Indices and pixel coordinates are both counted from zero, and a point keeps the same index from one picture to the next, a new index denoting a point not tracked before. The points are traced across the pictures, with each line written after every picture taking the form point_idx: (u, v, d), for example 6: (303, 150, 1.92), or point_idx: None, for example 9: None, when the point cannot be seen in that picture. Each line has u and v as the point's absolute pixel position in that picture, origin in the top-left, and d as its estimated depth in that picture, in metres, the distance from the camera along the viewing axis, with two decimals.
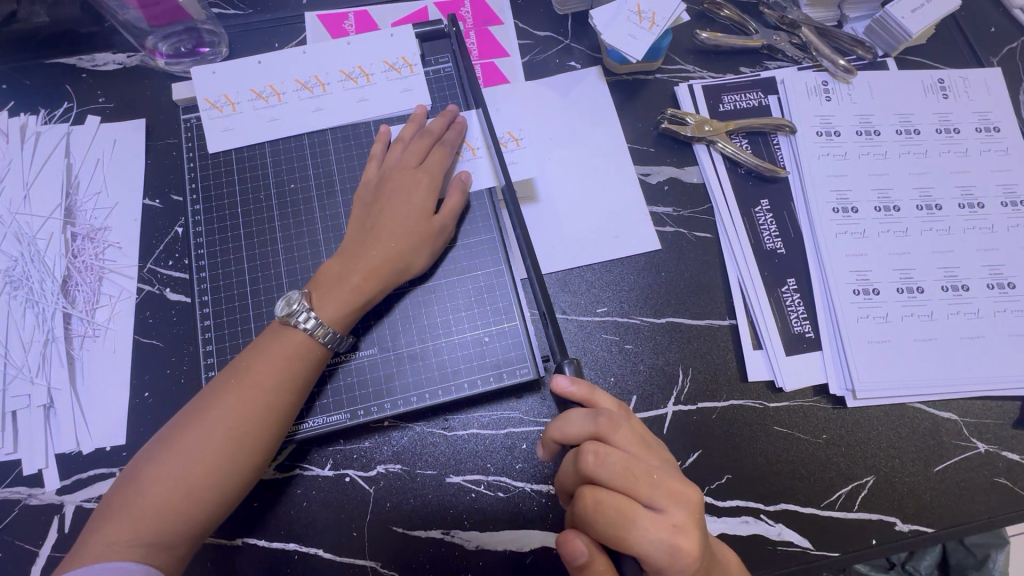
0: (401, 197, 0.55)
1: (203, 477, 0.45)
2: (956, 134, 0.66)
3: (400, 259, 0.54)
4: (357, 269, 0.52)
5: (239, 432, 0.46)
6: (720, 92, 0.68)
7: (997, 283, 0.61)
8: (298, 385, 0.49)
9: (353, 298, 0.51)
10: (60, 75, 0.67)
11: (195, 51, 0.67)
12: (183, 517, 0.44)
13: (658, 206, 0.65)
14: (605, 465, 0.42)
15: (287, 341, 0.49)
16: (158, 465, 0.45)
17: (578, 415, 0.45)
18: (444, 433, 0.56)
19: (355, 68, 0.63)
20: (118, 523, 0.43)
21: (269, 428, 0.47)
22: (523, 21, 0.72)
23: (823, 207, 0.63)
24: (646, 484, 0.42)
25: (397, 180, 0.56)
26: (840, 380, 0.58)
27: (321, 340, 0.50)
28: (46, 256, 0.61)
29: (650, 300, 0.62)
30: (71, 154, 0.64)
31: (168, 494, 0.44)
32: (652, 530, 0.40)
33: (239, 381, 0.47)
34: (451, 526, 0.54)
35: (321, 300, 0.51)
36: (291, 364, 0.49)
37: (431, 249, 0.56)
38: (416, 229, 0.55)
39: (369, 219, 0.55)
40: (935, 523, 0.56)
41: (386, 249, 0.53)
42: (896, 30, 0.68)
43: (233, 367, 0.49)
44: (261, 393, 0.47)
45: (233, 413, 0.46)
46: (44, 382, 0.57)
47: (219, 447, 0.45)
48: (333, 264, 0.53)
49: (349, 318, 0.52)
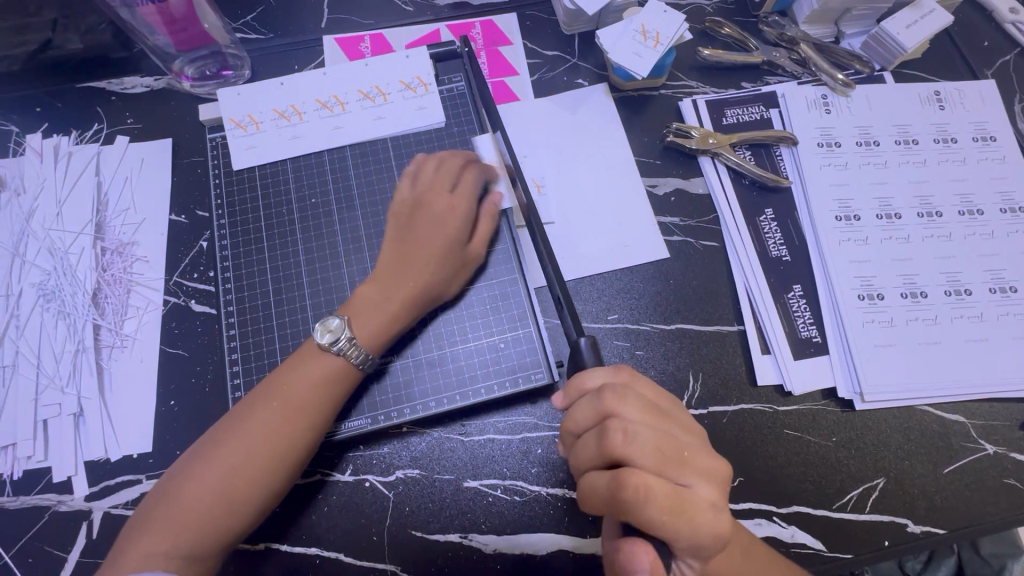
0: (436, 226, 0.57)
1: (241, 492, 0.47)
2: (953, 143, 0.68)
3: (434, 286, 0.56)
4: (393, 297, 0.54)
5: (277, 451, 0.48)
6: (723, 107, 0.71)
7: (999, 287, 0.62)
8: (332, 406, 0.51)
9: (388, 323, 0.53)
10: (91, 98, 0.70)
11: (219, 74, 0.71)
12: (218, 530, 0.46)
13: (665, 216, 0.67)
14: (633, 444, 0.40)
15: (322, 362, 0.51)
16: (195, 479, 0.47)
17: (585, 404, 0.43)
18: (461, 438, 0.58)
19: (373, 88, 0.66)
20: (157, 532, 0.45)
21: (304, 447, 0.49)
22: (532, 41, 0.75)
23: (826, 215, 0.65)
24: (676, 463, 0.41)
25: (432, 208, 0.58)
26: (847, 383, 0.60)
27: (354, 361, 0.52)
28: (77, 269, 0.63)
29: (659, 307, 0.63)
30: (101, 173, 0.67)
31: (206, 509, 0.46)
32: (699, 515, 0.40)
33: (278, 400, 0.49)
34: (469, 530, 0.55)
35: (360, 326, 0.53)
36: (327, 384, 0.50)
37: (462, 276, 0.58)
38: (450, 256, 0.57)
39: (404, 243, 0.56)
40: (947, 524, 0.56)
41: (422, 277, 0.55)
42: (891, 45, 0.70)
43: (270, 384, 0.51)
44: (299, 414, 0.49)
45: (272, 431, 0.48)
46: (74, 391, 0.59)
47: (256, 464, 0.47)
48: (369, 290, 0.55)
49: (382, 344, 0.54)
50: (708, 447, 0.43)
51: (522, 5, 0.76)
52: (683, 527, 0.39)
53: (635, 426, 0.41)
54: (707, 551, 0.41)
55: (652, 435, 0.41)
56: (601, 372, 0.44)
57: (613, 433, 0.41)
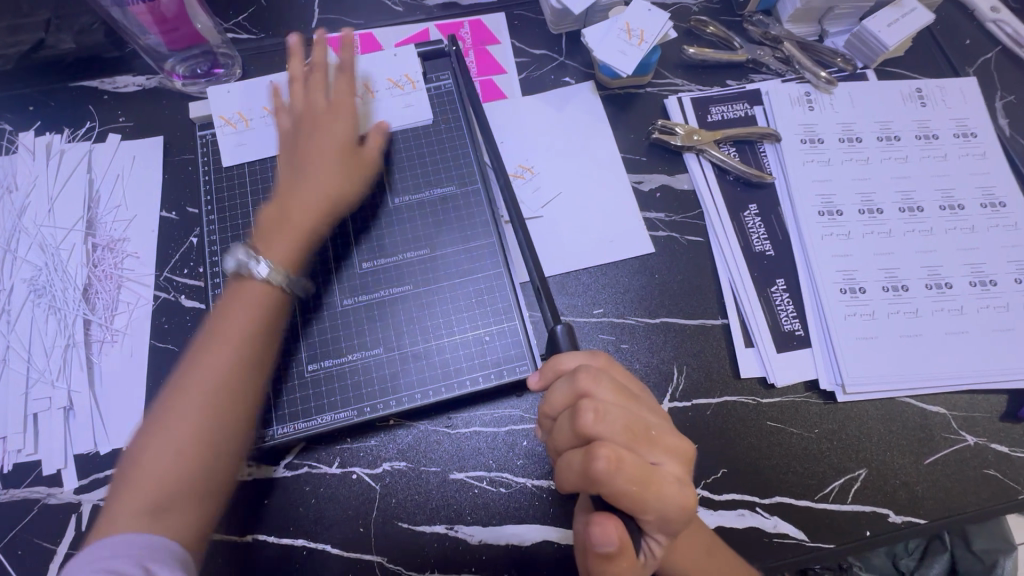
0: (324, 136, 0.60)
1: (196, 436, 0.47)
2: (935, 139, 0.69)
3: (339, 193, 0.59)
4: (276, 223, 0.56)
5: (229, 390, 0.49)
6: (708, 104, 0.72)
7: (979, 281, 0.63)
8: (273, 333, 0.53)
9: (298, 245, 0.56)
10: (83, 96, 0.71)
11: (210, 73, 0.72)
12: (195, 484, 0.47)
13: (651, 212, 0.68)
14: (604, 422, 0.41)
15: (252, 293, 0.52)
16: (149, 442, 0.47)
17: (560, 385, 0.45)
18: (447, 430, 0.58)
19: (360, 85, 0.67)
20: (129, 502, 0.45)
21: (247, 377, 0.50)
22: (520, 41, 0.76)
23: (809, 210, 0.66)
24: (645, 439, 0.42)
25: (319, 115, 0.61)
26: (829, 375, 0.60)
27: (278, 285, 0.53)
28: (68, 265, 0.64)
29: (644, 301, 0.64)
30: (92, 170, 0.68)
31: (168, 463, 0.46)
32: (666, 489, 0.41)
33: (213, 342, 0.50)
34: (455, 522, 0.56)
35: (270, 247, 0.55)
36: (258, 312, 0.52)
37: (361, 178, 0.61)
38: (343, 167, 0.60)
39: (296, 164, 0.59)
40: (928, 514, 0.57)
41: (329, 184, 0.59)
42: (873, 43, 0.71)
43: (204, 333, 0.51)
44: (242, 349, 0.50)
45: (210, 369, 0.49)
46: (64, 385, 0.60)
47: (203, 403, 0.48)
48: (269, 211, 0.57)
49: (299, 256, 0.56)
50: (672, 427, 0.45)
51: (510, 4, 0.77)
52: (652, 501, 0.40)
53: (606, 405, 0.42)
54: (673, 522, 0.42)
55: (622, 413, 0.42)
56: (578, 354, 0.48)
57: (586, 410, 0.41)
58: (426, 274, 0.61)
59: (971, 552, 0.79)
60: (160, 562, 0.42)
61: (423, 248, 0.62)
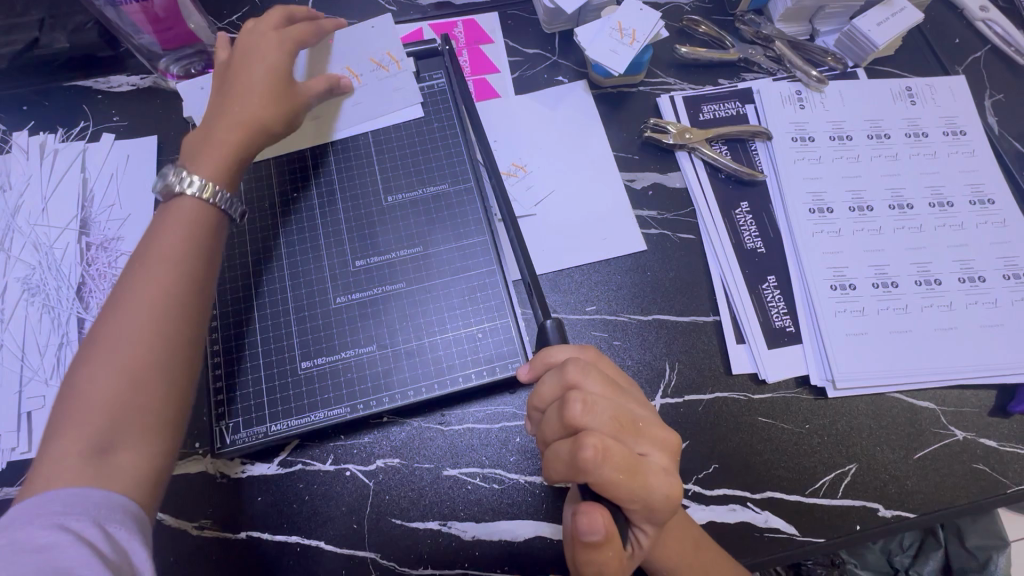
0: (257, 62, 0.58)
1: (138, 361, 0.44)
2: (924, 137, 0.70)
3: (264, 117, 0.56)
4: (201, 143, 0.55)
5: (164, 308, 0.46)
6: (700, 103, 0.72)
7: (968, 277, 0.63)
8: (204, 248, 0.50)
9: (224, 162, 0.54)
10: (78, 96, 0.71)
11: (204, 72, 0.72)
12: (142, 408, 0.43)
13: (643, 210, 0.68)
14: (592, 413, 0.42)
15: (183, 212, 0.51)
16: (87, 373, 0.43)
17: (550, 378, 0.45)
18: (440, 427, 0.59)
19: (344, 70, 0.66)
20: (69, 437, 0.41)
21: (189, 295, 0.48)
22: (513, 40, 0.76)
23: (800, 207, 0.66)
24: (631, 430, 0.43)
25: (260, 43, 0.59)
26: (820, 371, 0.61)
27: (209, 201, 0.52)
28: (62, 264, 0.64)
29: (637, 298, 0.64)
30: (86, 169, 0.68)
31: (110, 391, 0.42)
32: (653, 479, 0.42)
33: (145, 265, 0.47)
34: (448, 518, 0.56)
35: (196, 162, 0.53)
36: (193, 228, 0.50)
37: (291, 111, 0.59)
38: (274, 96, 0.57)
39: (224, 90, 0.57)
40: (918, 508, 0.57)
41: (255, 105, 0.56)
42: (863, 42, 0.72)
43: (134, 260, 0.48)
44: (173, 265, 0.48)
45: (146, 291, 0.46)
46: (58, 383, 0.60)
47: (143, 327, 0.45)
48: (197, 132, 0.56)
49: (229, 175, 0.54)
50: (656, 418, 0.46)
51: (503, 4, 0.78)
52: (639, 491, 0.41)
53: (593, 396, 0.42)
54: (658, 512, 0.43)
55: (609, 404, 0.43)
56: (567, 348, 0.48)
57: (574, 402, 0.42)
58: (419, 272, 0.61)
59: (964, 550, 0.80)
60: (119, 523, 0.40)
61: (416, 246, 0.62)
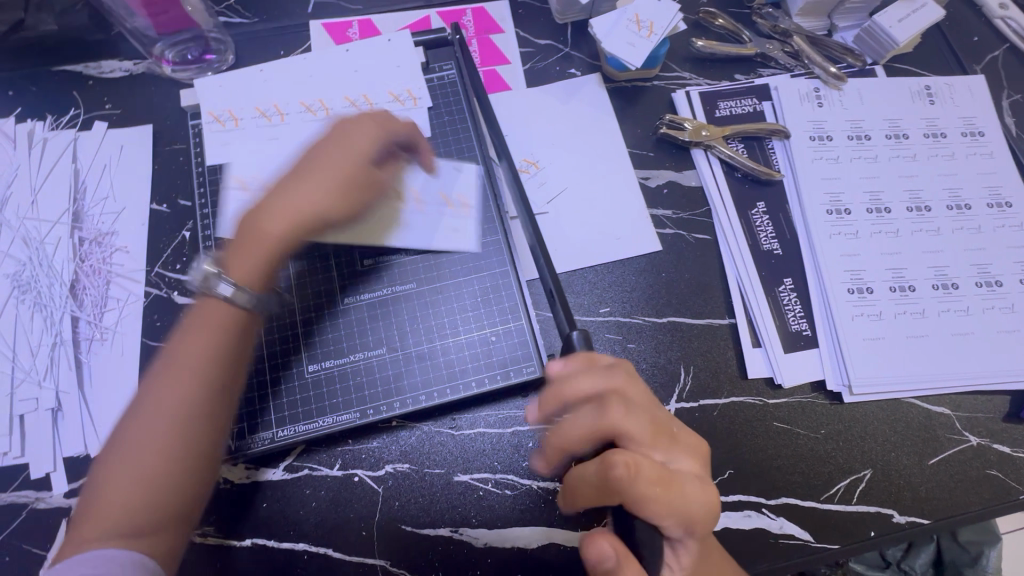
0: (337, 149, 0.53)
1: (161, 464, 0.44)
2: (943, 138, 0.69)
3: (319, 212, 0.51)
4: (254, 234, 0.50)
5: (189, 415, 0.45)
6: (717, 98, 0.70)
7: (985, 281, 0.63)
8: (235, 353, 0.48)
9: (265, 262, 0.50)
10: (67, 81, 0.68)
11: (201, 59, 0.68)
12: (157, 506, 0.43)
13: (658, 209, 0.66)
14: (631, 420, 0.41)
15: (212, 312, 0.48)
16: (115, 465, 0.44)
17: (591, 377, 0.43)
18: (451, 432, 0.57)
19: (360, 96, 0.65)
20: (94, 522, 0.42)
21: (216, 401, 0.46)
22: (524, 30, 0.73)
23: (817, 209, 0.65)
24: (666, 440, 0.43)
25: (344, 141, 0.53)
26: (836, 376, 0.60)
27: (239, 304, 0.48)
28: (54, 260, 0.61)
29: (651, 300, 0.63)
30: (78, 160, 0.65)
31: (131, 487, 0.43)
32: (689, 490, 0.41)
33: (176, 364, 0.46)
34: (459, 524, 0.55)
35: (237, 257, 0.49)
36: (222, 332, 0.48)
37: (355, 216, 0.53)
38: (339, 184, 0.52)
39: (300, 169, 0.52)
40: (931, 514, 0.57)
41: (312, 199, 0.51)
42: (883, 38, 0.70)
43: (169, 350, 0.47)
44: (201, 373, 0.46)
45: (177, 395, 0.45)
46: (52, 385, 0.57)
47: (170, 431, 0.44)
48: (249, 218, 0.51)
49: (267, 273, 0.50)
50: (684, 427, 0.47)
51: None
52: (676, 501, 0.40)
53: (634, 405, 0.42)
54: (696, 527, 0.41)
55: (647, 414, 0.43)
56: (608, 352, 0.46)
57: (613, 407, 0.41)
58: (430, 272, 0.59)
59: (957, 544, 0.78)
60: None
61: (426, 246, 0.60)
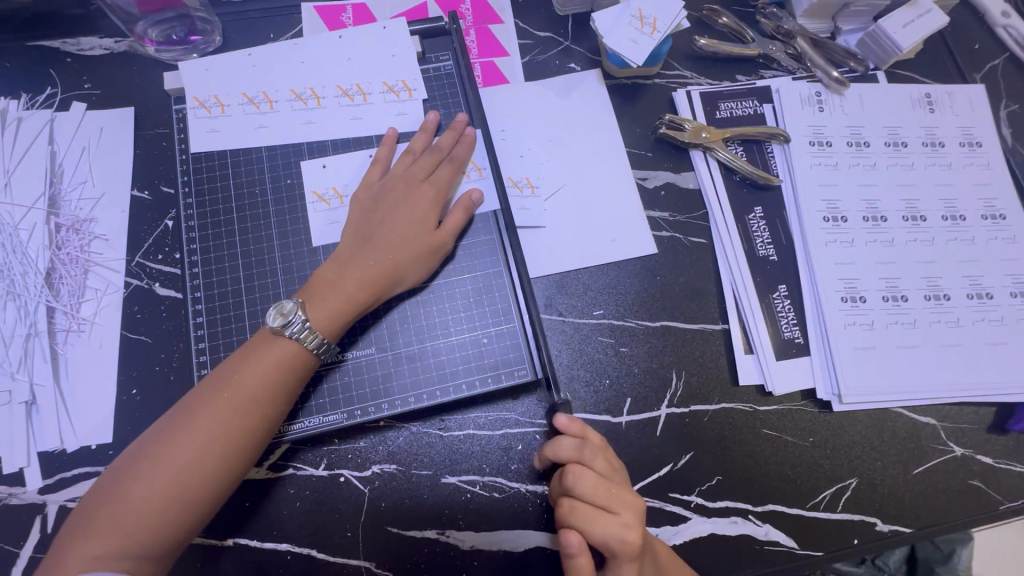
0: (406, 207, 0.55)
1: (189, 492, 0.44)
2: (941, 147, 0.68)
3: (393, 270, 0.53)
4: (339, 288, 0.51)
5: (225, 454, 0.45)
6: (717, 99, 0.69)
7: (976, 293, 0.63)
8: (285, 398, 0.48)
9: (343, 312, 0.51)
10: (43, 58, 0.65)
11: (186, 39, 0.65)
12: (171, 529, 0.44)
13: (655, 211, 0.65)
14: (579, 485, 0.47)
15: (273, 351, 0.48)
16: (140, 481, 0.43)
17: (563, 444, 0.49)
18: (440, 433, 0.56)
19: (352, 85, 0.62)
20: (104, 538, 0.42)
21: (255, 440, 0.47)
22: (524, 21, 0.71)
23: (814, 216, 0.65)
24: (611, 499, 0.46)
25: (404, 193, 0.56)
26: (827, 384, 0.60)
27: (309, 348, 0.49)
28: (28, 247, 0.59)
29: (644, 303, 0.62)
30: (54, 142, 0.62)
31: (151, 509, 0.43)
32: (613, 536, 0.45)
33: (227, 395, 0.46)
34: (445, 527, 0.54)
35: (314, 306, 0.50)
36: (277, 377, 0.47)
37: (425, 264, 0.55)
38: (415, 242, 0.55)
39: (365, 225, 0.55)
40: (913, 523, 0.58)
41: (383, 253, 0.53)
42: (885, 44, 0.69)
43: (222, 374, 0.47)
44: (248, 417, 0.46)
45: (224, 428, 0.45)
46: (26, 377, 0.56)
47: (203, 462, 0.44)
48: (327, 269, 0.52)
49: (342, 325, 0.51)
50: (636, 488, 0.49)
51: None
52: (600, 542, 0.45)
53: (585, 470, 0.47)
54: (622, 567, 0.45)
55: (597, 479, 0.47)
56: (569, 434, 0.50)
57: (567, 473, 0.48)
58: None
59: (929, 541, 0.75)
60: None
61: None
